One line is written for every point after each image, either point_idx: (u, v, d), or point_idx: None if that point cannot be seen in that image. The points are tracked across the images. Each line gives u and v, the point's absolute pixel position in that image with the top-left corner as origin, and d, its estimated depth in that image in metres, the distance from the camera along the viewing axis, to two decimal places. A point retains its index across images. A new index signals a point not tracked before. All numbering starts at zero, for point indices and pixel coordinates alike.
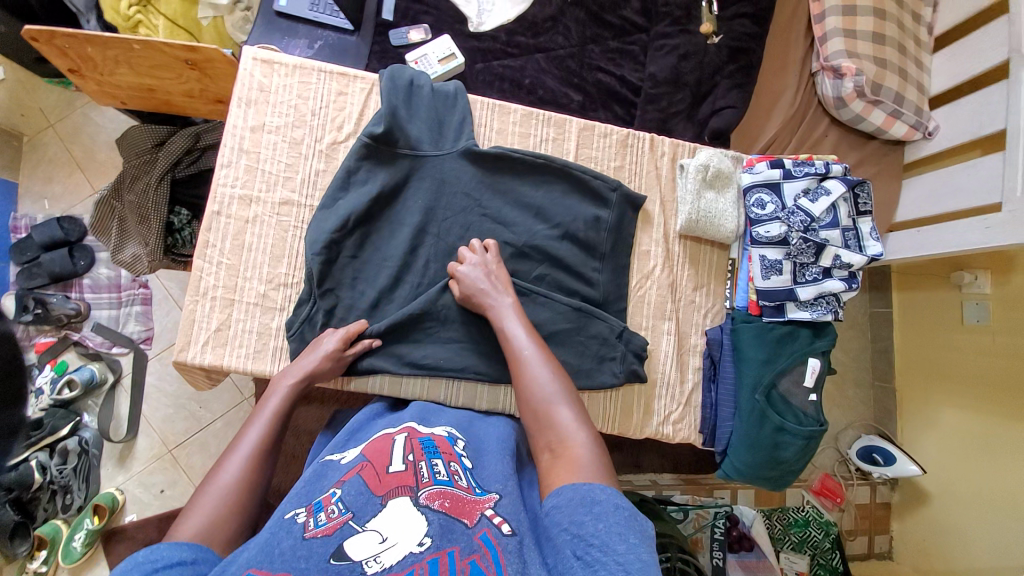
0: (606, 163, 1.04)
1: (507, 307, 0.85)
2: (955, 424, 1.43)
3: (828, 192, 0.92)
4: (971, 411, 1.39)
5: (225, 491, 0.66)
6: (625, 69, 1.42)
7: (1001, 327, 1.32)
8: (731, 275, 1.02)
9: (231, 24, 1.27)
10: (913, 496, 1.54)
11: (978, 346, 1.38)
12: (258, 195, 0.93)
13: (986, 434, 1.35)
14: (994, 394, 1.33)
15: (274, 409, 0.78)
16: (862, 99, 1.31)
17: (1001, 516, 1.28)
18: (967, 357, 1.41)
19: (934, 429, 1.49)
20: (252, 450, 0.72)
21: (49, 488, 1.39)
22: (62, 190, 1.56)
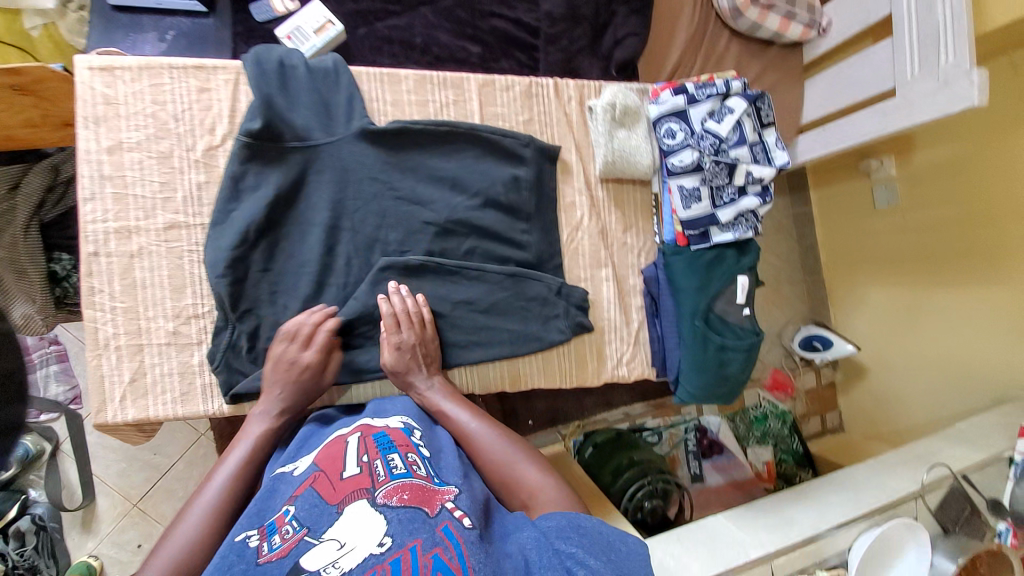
0: (514, 119, 0.99)
1: (434, 390, 0.84)
2: (881, 299, 1.56)
3: (732, 110, 0.93)
4: (893, 285, 1.51)
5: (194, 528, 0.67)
6: (518, 10, 1.33)
7: (909, 204, 1.42)
8: (655, 211, 1.03)
9: (66, 29, 1.13)
10: (853, 373, 1.69)
11: (890, 223, 1.49)
12: (136, 224, 0.84)
13: (909, 302, 1.47)
14: (912, 266, 1.44)
15: (252, 439, 0.77)
16: (756, 6, 1.32)
17: (932, 371, 1.43)
18: (881, 237, 1.52)
19: (864, 305, 1.62)
20: (225, 484, 0.72)
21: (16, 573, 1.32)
22: None
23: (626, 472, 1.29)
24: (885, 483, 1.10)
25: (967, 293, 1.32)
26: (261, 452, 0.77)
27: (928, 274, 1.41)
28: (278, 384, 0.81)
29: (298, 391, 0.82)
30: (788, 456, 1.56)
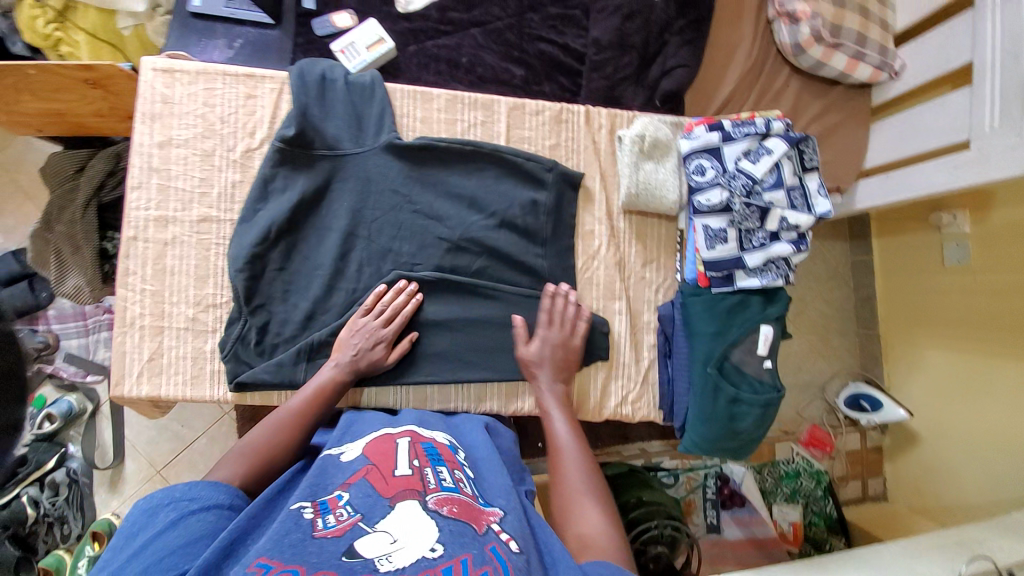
0: (541, 143, 0.98)
1: (550, 394, 0.86)
2: (940, 366, 1.41)
3: (770, 151, 0.86)
4: (956, 352, 1.36)
5: (256, 446, 0.73)
6: (568, 36, 1.34)
7: (980, 265, 1.28)
8: (680, 247, 0.98)
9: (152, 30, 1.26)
10: (904, 439, 1.52)
11: (955, 284, 1.35)
12: (174, 215, 0.90)
13: (973, 372, 1.32)
14: (980, 331, 1.29)
15: (321, 384, 0.83)
16: (821, 43, 1.28)
17: (995, 452, 1.26)
18: (945, 299, 1.38)
19: (919, 370, 1.47)
20: (290, 417, 0.77)
21: (45, 521, 1.43)
22: (13, 222, 1.60)
23: (633, 511, 1.20)
24: (916, 570, 0.96)
25: None
26: (325, 396, 0.81)
27: (993, 343, 1.26)
28: (352, 347, 0.86)
29: (371, 361, 0.86)
30: (818, 518, 1.44)
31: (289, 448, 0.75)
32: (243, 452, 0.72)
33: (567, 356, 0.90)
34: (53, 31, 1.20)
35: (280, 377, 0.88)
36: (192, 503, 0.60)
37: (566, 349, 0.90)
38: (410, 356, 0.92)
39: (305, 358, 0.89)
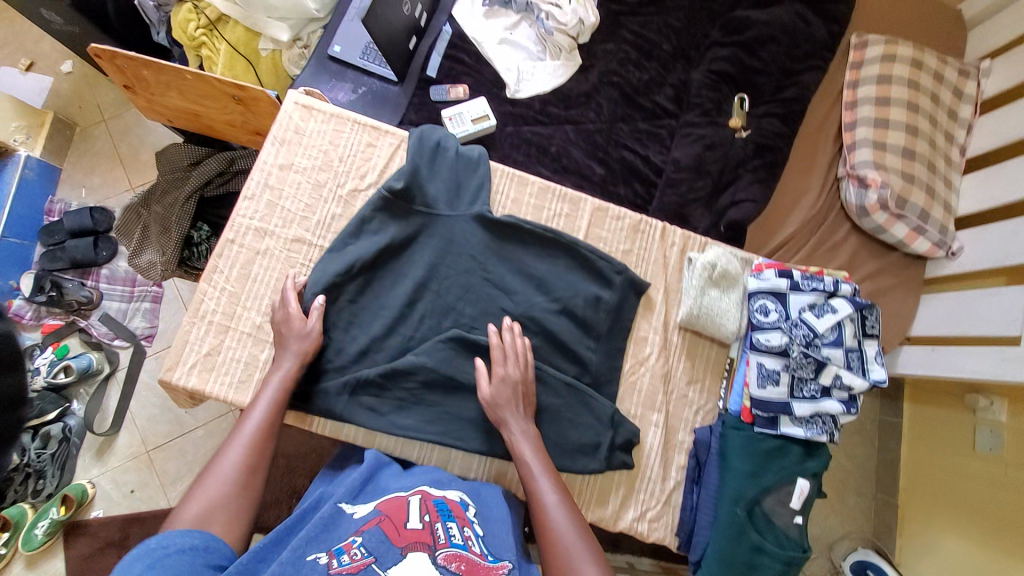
0: (615, 245, 1.05)
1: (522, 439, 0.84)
2: (954, 555, 1.34)
3: (835, 310, 0.90)
4: (973, 547, 1.30)
5: (224, 482, 0.74)
6: (650, 150, 1.46)
7: (1013, 461, 1.25)
8: (727, 375, 1.00)
9: (287, 58, 1.47)
10: None
11: (983, 473, 1.32)
12: (273, 229, 0.97)
13: (988, 573, 1.25)
14: (1003, 533, 1.24)
15: (268, 397, 0.83)
16: (886, 211, 1.36)
17: None
18: (969, 483, 1.35)
19: (933, 554, 1.40)
20: (250, 440, 0.79)
21: (24, 471, 1.44)
22: (101, 182, 1.73)
23: None
24: None
25: None
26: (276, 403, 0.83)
27: (1016, 545, 1.21)
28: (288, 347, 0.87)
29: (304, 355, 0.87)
30: None
31: (258, 474, 0.77)
32: (208, 489, 0.73)
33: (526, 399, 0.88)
34: (200, 35, 1.40)
35: (321, 403, 0.91)
36: (173, 546, 0.63)
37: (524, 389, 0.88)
38: (444, 417, 0.93)
39: (348, 390, 0.91)
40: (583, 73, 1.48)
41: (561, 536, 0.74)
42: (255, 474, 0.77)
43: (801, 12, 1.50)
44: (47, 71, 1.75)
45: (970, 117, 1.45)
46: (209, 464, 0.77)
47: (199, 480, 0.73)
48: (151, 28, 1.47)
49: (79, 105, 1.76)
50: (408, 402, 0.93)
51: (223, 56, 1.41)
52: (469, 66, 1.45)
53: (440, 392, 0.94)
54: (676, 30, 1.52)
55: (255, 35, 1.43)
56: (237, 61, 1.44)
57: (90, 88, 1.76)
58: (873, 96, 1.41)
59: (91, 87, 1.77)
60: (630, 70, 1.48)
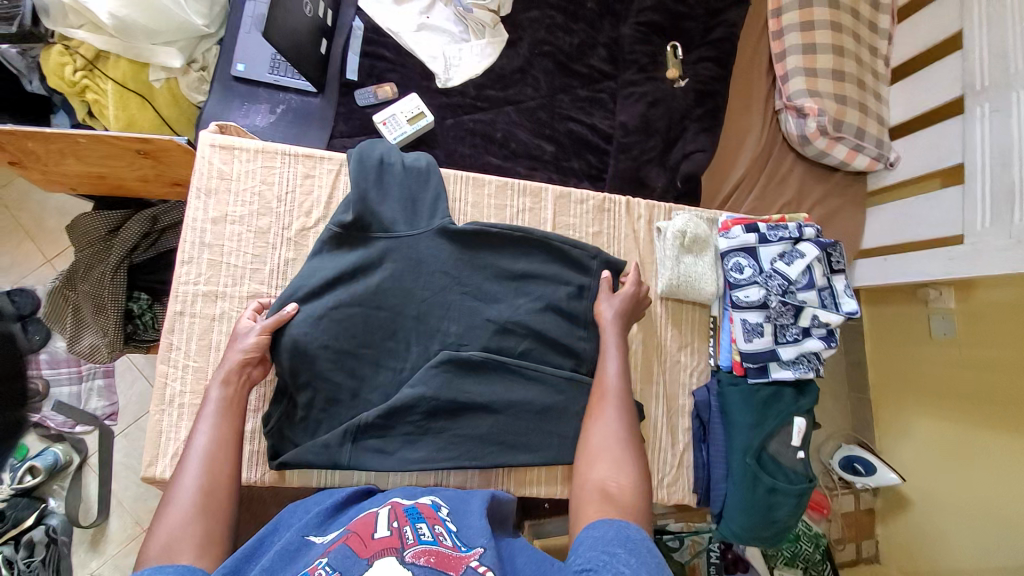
0: (584, 230, 1.03)
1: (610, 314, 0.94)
2: (926, 432, 1.48)
3: (803, 254, 0.94)
4: (943, 421, 1.43)
5: (185, 507, 0.69)
6: (595, 117, 1.41)
7: (968, 340, 1.37)
8: (712, 333, 1.03)
9: (186, 85, 1.32)
10: (895, 501, 1.56)
11: (943, 356, 1.44)
12: (223, 290, 0.91)
13: (958, 441, 1.39)
14: (967, 404, 1.37)
15: (213, 406, 0.80)
16: (825, 136, 1.39)
17: (980, 520, 1.31)
18: (928, 368, 1.48)
19: (907, 437, 1.53)
20: (202, 456, 0.74)
21: None
22: (10, 260, 1.53)
23: None
24: None
25: (1008, 440, 1.26)
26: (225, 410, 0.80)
27: (978, 412, 1.34)
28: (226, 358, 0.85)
29: (252, 354, 0.85)
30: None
31: (223, 488, 0.73)
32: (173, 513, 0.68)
33: (632, 308, 0.95)
34: (80, 78, 1.22)
35: (324, 458, 0.87)
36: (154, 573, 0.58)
37: (636, 305, 0.97)
38: (453, 440, 0.92)
39: (350, 438, 0.88)
40: (512, 47, 1.40)
41: (605, 433, 0.82)
42: (219, 491, 0.72)
43: None
44: None
45: (889, 27, 1.49)
46: (167, 491, 0.72)
47: (161, 507, 0.69)
48: (22, 77, 1.26)
49: None
50: (415, 435, 0.91)
51: (111, 96, 1.23)
52: (393, 61, 1.34)
53: (443, 418, 0.92)
54: None
55: (143, 66, 1.26)
56: (130, 99, 1.27)
57: None
58: (797, 22, 1.42)
59: None
60: (559, 36, 1.42)
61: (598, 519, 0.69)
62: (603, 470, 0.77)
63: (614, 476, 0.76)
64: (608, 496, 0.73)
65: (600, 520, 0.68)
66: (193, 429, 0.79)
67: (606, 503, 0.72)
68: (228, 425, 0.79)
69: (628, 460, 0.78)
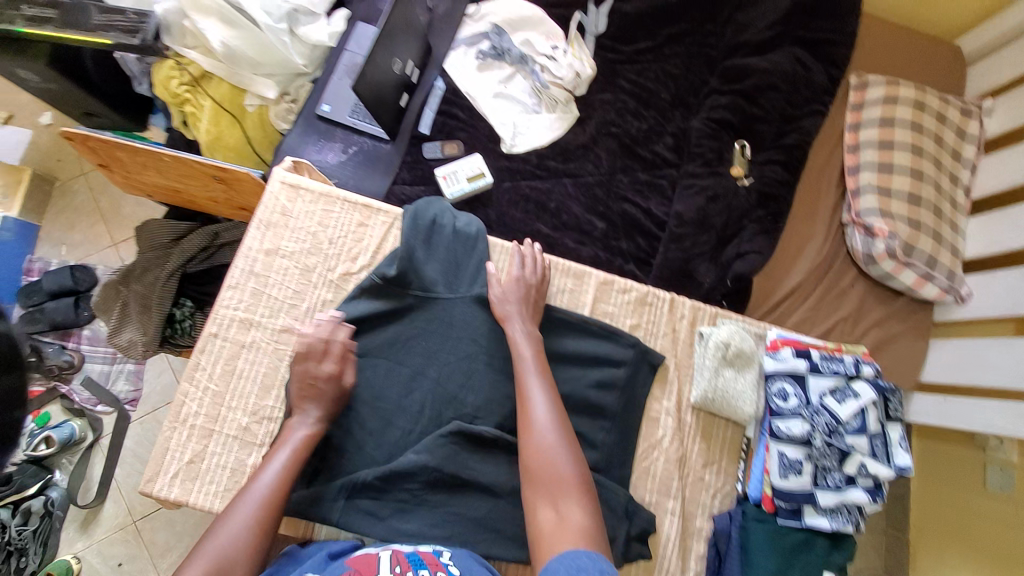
0: (621, 320, 1.00)
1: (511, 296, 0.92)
2: None
3: (857, 394, 0.87)
4: None
5: (234, 540, 0.70)
6: (651, 202, 1.41)
7: None
8: (744, 456, 0.95)
9: (275, 113, 1.39)
10: None
11: (1001, 515, 1.25)
12: (259, 320, 0.93)
13: None
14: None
15: (292, 447, 0.80)
16: (893, 259, 1.32)
17: None
18: (981, 522, 1.29)
19: None
20: (261, 498, 0.74)
21: (4, 550, 1.36)
22: (82, 238, 1.66)
23: None
24: None
25: None
26: (301, 454, 0.80)
27: None
28: (314, 395, 0.85)
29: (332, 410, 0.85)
30: None
31: (268, 535, 0.72)
32: (220, 542, 0.69)
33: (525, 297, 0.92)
34: (183, 91, 1.35)
35: (314, 510, 0.84)
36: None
37: (533, 292, 0.94)
38: (447, 518, 0.86)
39: (345, 494, 0.86)
40: (580, 124, 1.44)
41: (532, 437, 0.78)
42: (264, 535, 0.72)
43: (799, 56, 1.47)
44: (23, 122, 1.69)
45: (973, 157, 1.43)
46: (220, 515, 0.73)
47: (210, 531, 0.70)
48: (132, 79, 1.45)
49: (58, 158, 1.69)
50: (408, 505, 0.87)
51: (205, 111, 1.34)
52: (464, 121, 1.40)
53: (442, 491, 0.88)
54: (675, 78, 1.49)
55: (240, 92, 1.38)
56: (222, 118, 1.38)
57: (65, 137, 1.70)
58: (875, 139, 1.40)
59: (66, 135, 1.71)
60: (628, 119, 1.45)
61: (560, 548, 0.66)
62: (553, 499, 0.73)
63: (552, 490, 0.73)
64: (564, 527, 0.69)
65: (570, 550, 0.65)
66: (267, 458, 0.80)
67: (559, 528, 0.69)
68: (297, 466, 0.79)
69: (579, 480, 0.74)
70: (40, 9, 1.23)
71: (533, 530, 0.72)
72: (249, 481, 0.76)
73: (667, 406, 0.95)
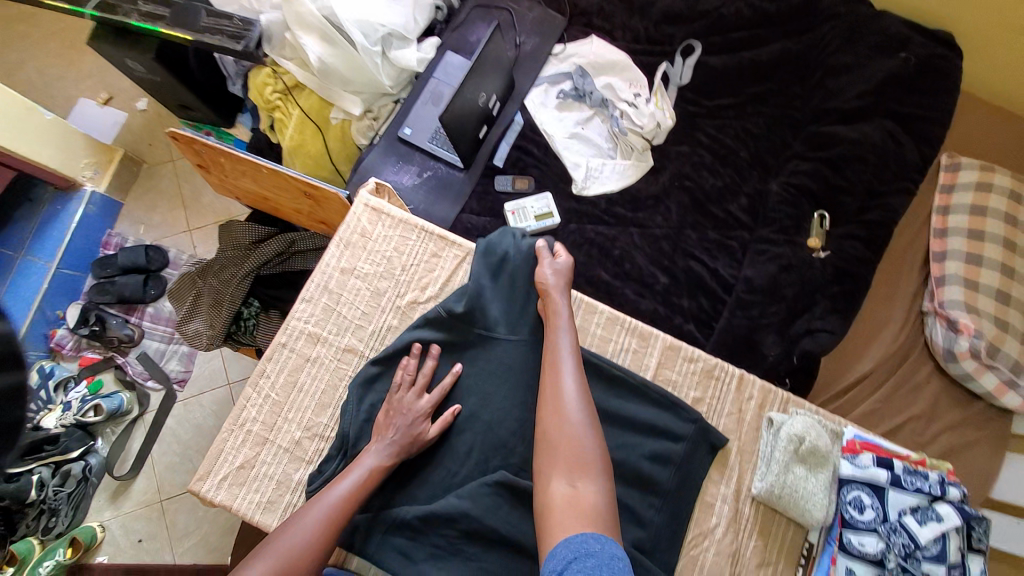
0: (684, 391, 0.95)
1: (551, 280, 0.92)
2: None
3: (940, 518, 0.78)
4: None
5: (289, 554, 0.72)
6: (719, 262, 1.36)
7: None
8: (802, 563, 0.87)
9: (356, 128, 1.44)
10: None
11: None
12: (326, 336, 0.94)
13: None
14: None
15: (364, 469, 0.81)
16: (976, 359, 1.22)
17: None
18: None
19: None
20: (326, 513, 0.76)
21: (38, 508, 1.40)
22: (159, 220, 1.75)
23: None
24: None
25: None
26: (369, 482, 0.80)
27: None
28: (395, 428, 0.85)
29: (407, 448, 0.84)
30: None
31: (319, 558, 0.73)
32: (281, 550, 0.72)
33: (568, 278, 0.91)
34: (275, 99, 1.42)
35: (349, 540, 0.83)
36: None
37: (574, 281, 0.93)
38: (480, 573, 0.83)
39: (381, 530, 0.84)
40: (653, 174, 1.42)
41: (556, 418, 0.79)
42: (315, 557, 0.73)
43: (892, 130, 1.39)
44: (124, 106, 1.81)
45: None
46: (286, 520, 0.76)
47: (274, 535, 0.73)
48: (228, 79, 1.52)
49: (149, 142, 1.80)
50: (442, 552, 0.84)
51: (292, 120, 1.40)
52: (538, 158, 1.41)
53: (478, 544, 0.85)
54: (755, 138, 1.45)
55: (328, 104, 1.43)
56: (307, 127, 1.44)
57: (161, 124, 1.81)
58: (966, 227, 1.31)
59: (161, 123, 1.82)
60: (703, 175, 1.41)
61: (571, 522, 0.68)
62: (569, 475, 0.74)
63: (568, 473, 0.74)
64: (576, 501, 0.71)
65: (578, 533, 0.67)
66: (340, 475, 0.81)
67: (569, 505, 0.71)
68: (364, 494, 0.79)
69: (597, 459, 0.76)
70: (154, 6, 1.34)
71: (545, 499, 0.74)
72: (319, 493, 0.78)
73: (724, 488, 0.90)
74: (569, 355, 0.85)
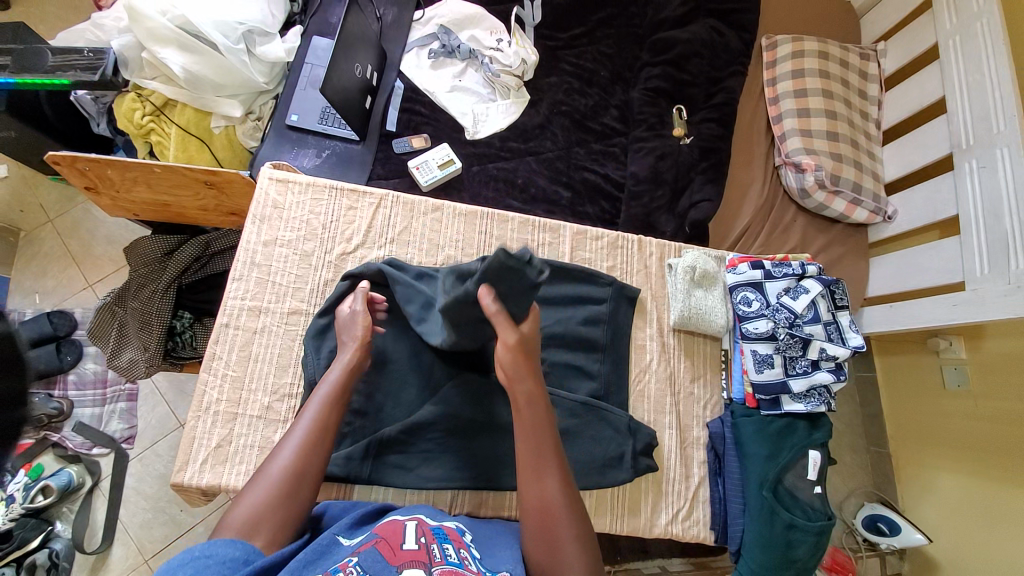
0: (599, 264, 1.10)
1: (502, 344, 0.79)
2: (953, 490, 1.40)
3: (807, 290, 1.01)
4: (967, 478, 1.37)
5: (276, 479, 0.70)
6: (608, 168, 1.54)
7: (980, 391, 1.35)
8: (724, 367, 1.08)
9: (242, 132, 1.47)
10: (922, 569, 1.45)
11: (959, 408, 1.40)
12: (267, 305, 0.99)
13: (988, 500, 1.31)
14: (995, 461, 1.30)
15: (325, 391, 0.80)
16: (823, 190, 1.49)
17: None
18: (946, 418, 1.44)
19: (931, 494, 1.46)
20: (304, 439, 0.74)
21: None
22: (54, 284, 1.65)
23: None
24: None
25: None
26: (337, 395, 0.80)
27: (1003, 470, 1.28)
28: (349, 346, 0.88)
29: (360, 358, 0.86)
30: None
31: (309, 475, 0.72)
32: (267, 478, 0.70)
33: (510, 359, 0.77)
34: (148, 121, 1.38)
35: (346, 471, 0.89)
36: (196, 550, 0.58)
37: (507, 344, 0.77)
38: (469, 459, 0.94)
39: (371, 455, 0.91)
40: (533, 107, 1.57)
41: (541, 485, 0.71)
42: (307, 476, 0.72)
43: (714, 25, 1.64)
44: None
45: (878, 93, 1.63)
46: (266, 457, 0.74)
47: (253, 476, 0.70)
48: (91, 120, 1.46)
49: (21, 208, 1.68)
50: (431, 453, 0.94)
51: (173, 138, 1.37)
52: (427, 115, 1.51)
53: (461, 437, 0.95)
54: (609, 57, 1.64)
55: (205, 114, 1.42)
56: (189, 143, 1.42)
57: (28, 186, 1.69)
58: (791, 89, 1.57)
59: (28, 185, 1.70)
60: (575, 98, 1.58)
61: None
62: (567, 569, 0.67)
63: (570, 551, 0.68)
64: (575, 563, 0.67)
65: None
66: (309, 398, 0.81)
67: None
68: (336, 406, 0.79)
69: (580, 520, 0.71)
70: None
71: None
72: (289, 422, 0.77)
73: (650, 331, 1.07)
74: (547, 451, 0.73)
